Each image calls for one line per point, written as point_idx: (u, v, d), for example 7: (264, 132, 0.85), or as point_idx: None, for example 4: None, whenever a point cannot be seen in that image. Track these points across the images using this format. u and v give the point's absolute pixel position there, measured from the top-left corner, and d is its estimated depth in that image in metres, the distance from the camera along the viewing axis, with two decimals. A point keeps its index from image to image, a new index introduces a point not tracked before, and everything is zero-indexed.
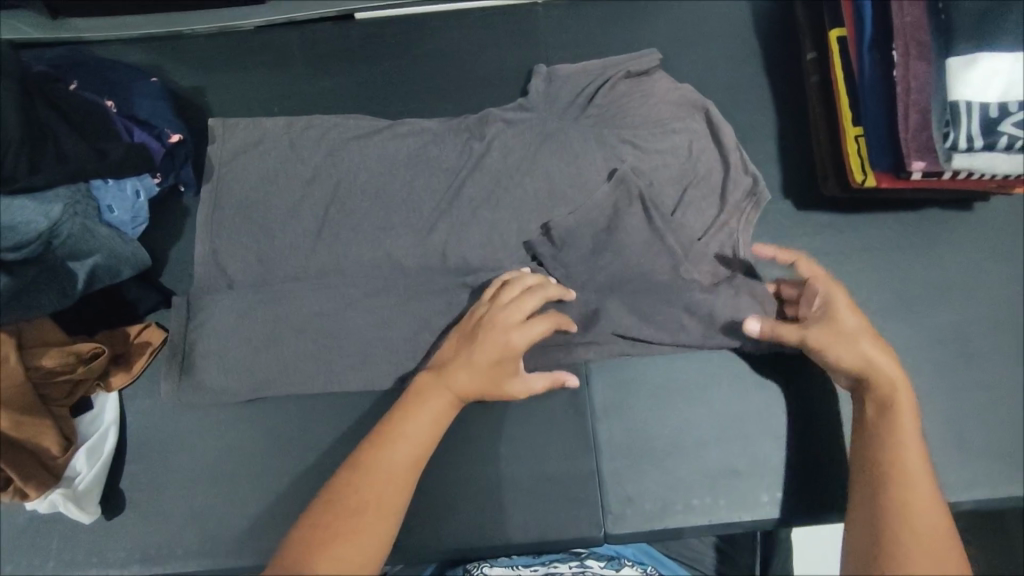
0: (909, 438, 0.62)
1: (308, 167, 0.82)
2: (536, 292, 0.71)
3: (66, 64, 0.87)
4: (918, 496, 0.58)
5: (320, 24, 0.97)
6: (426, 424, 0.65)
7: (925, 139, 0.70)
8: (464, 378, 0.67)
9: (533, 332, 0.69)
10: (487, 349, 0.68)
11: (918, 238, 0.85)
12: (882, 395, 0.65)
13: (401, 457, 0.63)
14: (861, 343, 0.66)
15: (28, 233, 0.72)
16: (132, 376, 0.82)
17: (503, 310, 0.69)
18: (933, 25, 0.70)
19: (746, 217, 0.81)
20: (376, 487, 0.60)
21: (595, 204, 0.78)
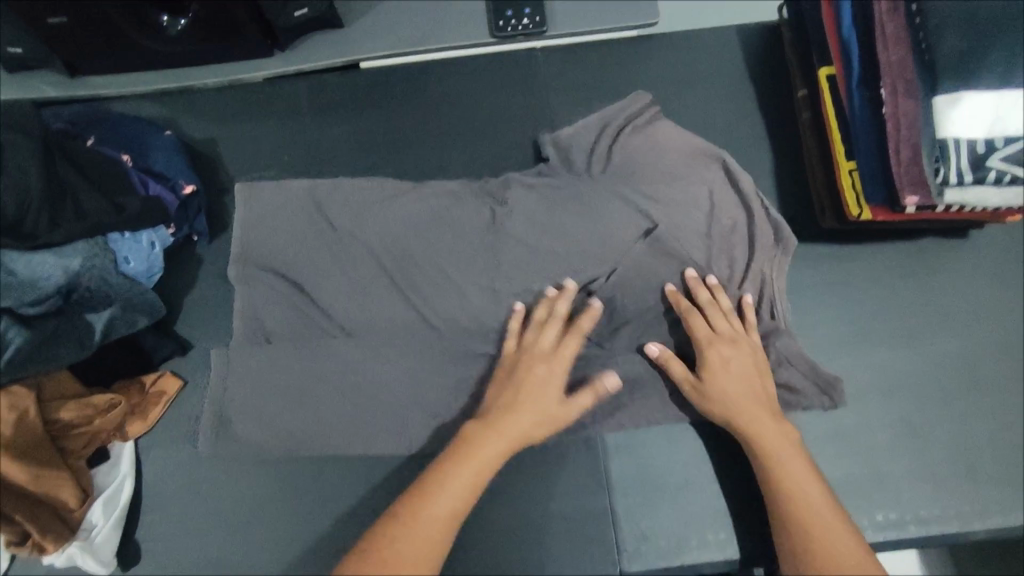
0: (797, 482, 0.71)
1: (331, 226, 0.88)
2: (558, 319, 0.81)
3: (83, 122, 0.92)
4: (828, 536, 0.68)
5: (327, 74, 1.00)
6: (464, 482, 0.71)
7: (917, 173, 0.72)
8: (523, 426, 0.75)
9: (567, 356, 0.79)
10: (531, 385, 0.77)
11: (918, 267, 0.87)
12: (759, 443, 0.74)
13: (436, 531, 0.68)
14: (732, 387, 0.76)
15: (47, 287, 0.76)
16: (148, 425, 0.82)
17: (534, 347, 0.80)
18: (917, 64, 0.73)
19: (778, 263, 0.86)
20: (415, 563, 0.66)
21: (633, 262, 0.86)
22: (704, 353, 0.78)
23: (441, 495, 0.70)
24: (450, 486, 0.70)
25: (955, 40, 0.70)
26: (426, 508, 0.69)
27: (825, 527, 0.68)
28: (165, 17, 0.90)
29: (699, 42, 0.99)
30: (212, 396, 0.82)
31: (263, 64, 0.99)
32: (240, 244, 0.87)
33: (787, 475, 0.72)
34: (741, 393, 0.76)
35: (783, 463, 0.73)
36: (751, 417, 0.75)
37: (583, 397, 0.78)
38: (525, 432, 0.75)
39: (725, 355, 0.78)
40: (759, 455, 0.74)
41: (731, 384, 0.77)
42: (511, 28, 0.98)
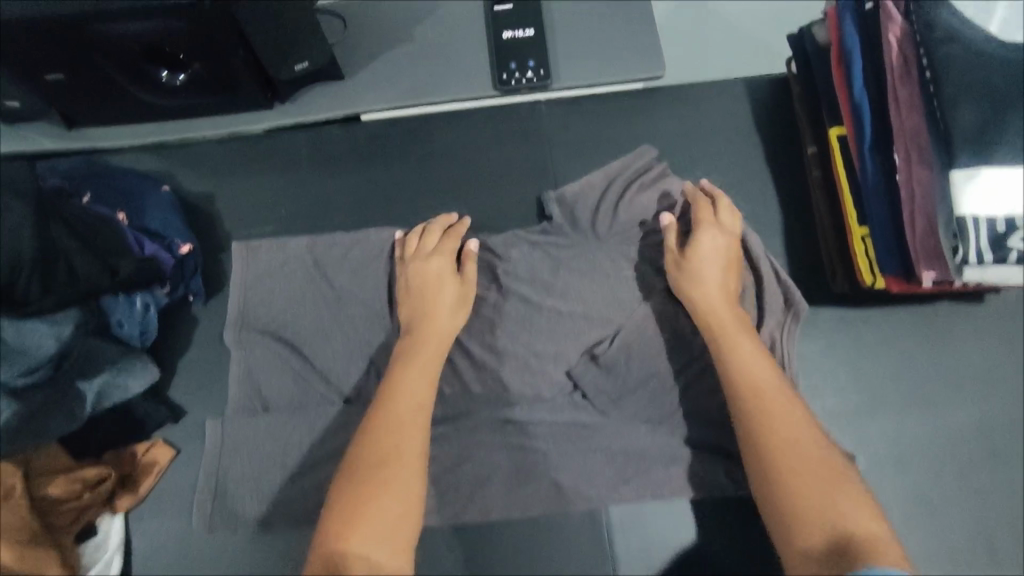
0: (751, 359, 0.73)
1: (330, 288, 0.86)
2: (432, 230, 0.86)
3: (79, 176, 0.91)
4: (777, 406, 0.68)
5: (327, 126, 0.98)
6: (419, 378, 0.75)
7: (933, 246, 0.70)
8: (444, 321, 0.80)
9: (445, 250, 0.84)
10: (429, 285, 0.82)
11: (931, 332, 0.85)
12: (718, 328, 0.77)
13: (413, 426, 0.71)
14: (715, 271, 0.80)
15: (39, 358, 0.74)
16: (138, 497, 0.80)
17: (417, 257, 0.84)
18: (932, 134, 0.71)
19: (788, 329, 0.82)
20: (403, 454, 0.69)
21: (636, 323, 0.83)
22: (699, 235, 0.82)
23: (403, 394, 0.74)
24: (411, 383, 0.75)
25: (971, 111, 0.68)
26: (398, 400, 0.73)
27: (774, 398, 0.69)
28: (163, 72, 0.87)
29: (705, 96, 0.98)
30: (207, 469, 0.80)
31: (262, 116, 0.96)
32: (235, 310, 0.85)
33: (742, 353, 0.74)
34: (717, 283, 0.79)
35: (738, 344, 0.75)
36: (717, 306, 0.78)
37: (468, 269, 0.84)
38: (449, 324, 0.80)
39: (714, 241, 0.82)
40: (715, 338, 0.76)
41: (710, 270, 0.80)
42: (515, 81, 0.95)
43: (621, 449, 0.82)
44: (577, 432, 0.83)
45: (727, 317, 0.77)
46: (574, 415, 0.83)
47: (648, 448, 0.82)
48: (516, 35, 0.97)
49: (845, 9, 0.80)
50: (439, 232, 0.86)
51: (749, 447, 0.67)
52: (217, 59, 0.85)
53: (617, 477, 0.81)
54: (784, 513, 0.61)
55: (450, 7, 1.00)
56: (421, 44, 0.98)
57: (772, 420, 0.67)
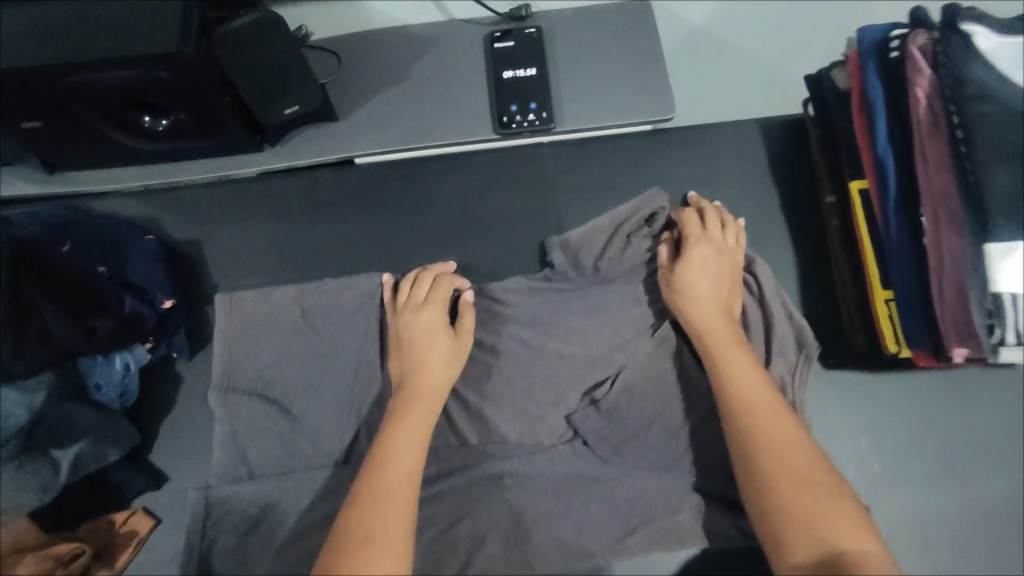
0: (743, 371, 0.71)
1: (321, 339, 0.81)
2: (426, 279, 0.82)
3: (59, 224, 0.86)
4: (767, 419, 0.67)
5: (320, 170, 0.94)
6: (410, 441, 0.70)
7: (964, 322, 0.66)
8: (437, 375, 0.75)
9: (438, 299, 0.79)
10: (420, 335, 0.77)
11: (956, 398, 0.80)
12: (710, 340, 0.74)
13: (401, 492, 0.65)
14: (708, 286, 0.78)
15: (7, 429, 0.70)
16: (115, 572, 0.75)
17: (409, 304, 0.80)
18: (964, 198, 0.65)
19: (799, 372, 0.78)
20: (391, 524, 0.63)
21: (641, 363, 0.79)
22: (691, 248, 0.79)
23: (395, 456, 0.68)
24: (405, 446, 0.69)
25: (1007, 179, 0.63)
26: (391, 466, 0.67)
27: (765, 410, 0.68)
28: (146, 118, 0.85)
29: (717, 139, 0.93)
30: (192, 541, 0.74)
31: (252, 159, 0.92)
32: (219, 368, 0.80)
33: (733, 365, 0.71)
34: (710, 295, 0.77)
35: (729, 356, 0.72)
36: (709, 318, 0.76)
37: (465, 320, 0.79)
38: (440, 379, 0.75)
39: (704, 256, 0.79)
40: (706, 350, 0.74)
41: (701, 284, 0.77)
42: (516, 125, 0.90)
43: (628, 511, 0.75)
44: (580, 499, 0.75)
45: (718, 327, 0.75)
46: (575, 469, 0.77)
47: (654, 495, 0.75)
48: (517, 75, 0.92)
49: (868, 56, 0.75)
50: (433, 282, 0.82)
51: (744, 471, 0.65)
52: (203, 105, 0.81)
53: (621, 528, 0.74)
54: (775, 532, 0.61)
55: (449, 44, 0.95)
56: (418, 83, 0.94)
57: (762, 434, 0.66)
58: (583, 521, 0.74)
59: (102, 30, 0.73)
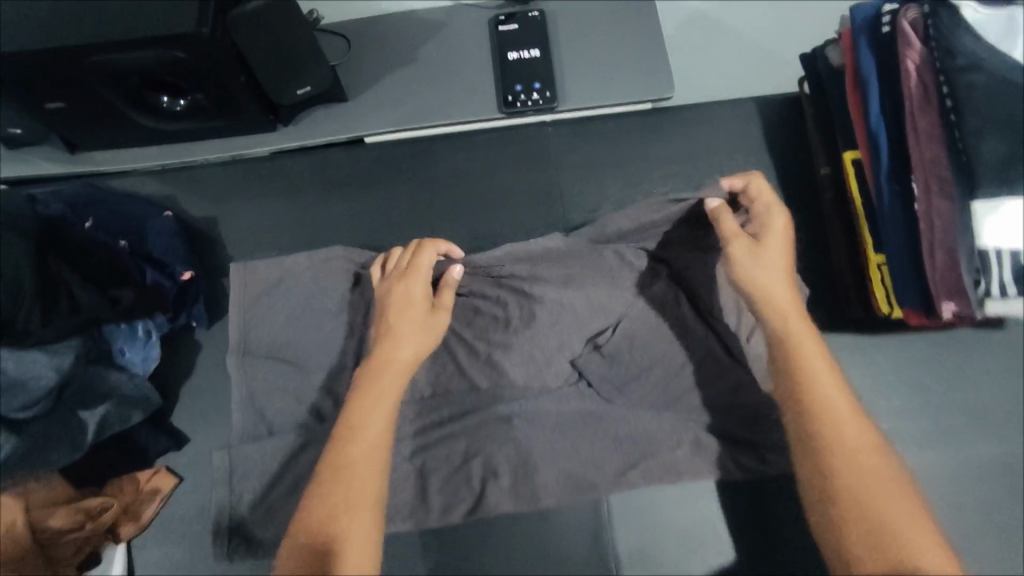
0: (818, 359, 0.60)
1: (337, 297, 0.85)
2: (419, 252, 0.78)
3: (81, 202, 0.90)
4: (845, 419, 0.56)
5: (331, 149, 0.97)
6: (379, 419, 0.64)
7: (955, 281, 0.67)
8: (406, 345, 0.71)
9: (422, 271, 0.76)
10: (395, 308, 0.74)
11: (948, 360, 0.83)
12: (778, 319, 0.63)
13: (371, 468, 0.61)
14: (780, 257, 0.66)
15: (38, 391, 0.73)
16: (141, 526, 0.79)
17: (395, 278, 0.77)
18: (954, 165, 0.67)
19: None
20: (356, 502, 0.59)
21: (641, 310, 0.80)
22: (768, 218, 0.68)
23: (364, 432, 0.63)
24: (370, 423, 0.64)
25: (994, 142, 0.64)
26: (353, 443, 0.62)
27: (842, 407, 0.57)
28: (164, 98, 0.88)
29: (715, 115, 0.96)
30: (219, 495, 0.80)
31: (264, 139, 0.96)
32: (236, 333, 0.84)
33: (808, 350, 0.60)
34: (785, 271, 0.65)
35: (802, 339, 0.61)
36: (780, 294, 0.64)
37: (444, 296, 0.77)
38: (415, 348, 0.71)
39: (788, 225, 0.68)
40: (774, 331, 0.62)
41: (779, 254, 0.66)
42: (520, 103, 0.93)
43: (634, 457, 0.78)
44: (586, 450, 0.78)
45: (790, 304, 0.63)
46: (580, 409, 0.80)
47: (655, 432, 0.79)
48: (520, 55, 0.95)
49: (860, 33, 0.77)
50: (425, 252, 0.78)
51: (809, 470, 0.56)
52: (217, 86, 0.85)
53: (621, 466, 0.78)
54: (851, 556, 0.52)
55: (454, 27, 0.99)
56: (424, 65, 0.97)
57: (839, 434, 0.56)
58: (588, 461, 0.78)
59: (122, 11, 0.77)
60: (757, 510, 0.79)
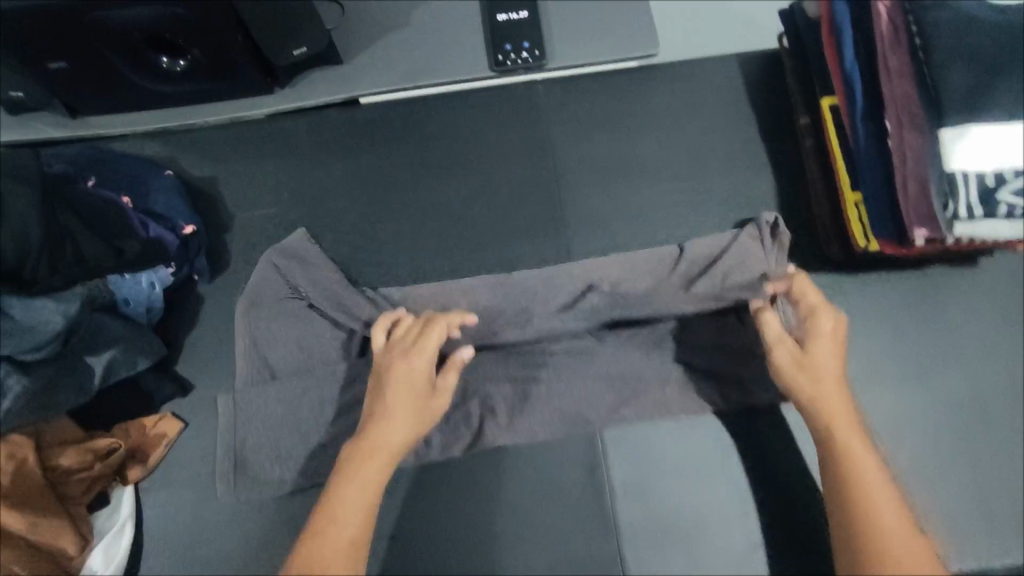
0: (871, 467, 0.65)
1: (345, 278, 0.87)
2: (431, 327, 0.76)
3: (84, 162, 0.92)
4: (897, 531, 0.61)
5: (327, 110, 1.00)
6: (355, 501, 0.65)
7: (926, 208, 0.70)
8: (399, 429, 0.70)
9: (429, 352, 0.74)
10: (394, 387, 0.72)
11: (927, 296, 0.86)
12: (828, 422, 0.69)
13: (341, 555, 0.61)
14: (824, 360, 0.71)
15: (46, 334, 0.76)
16: (149, 468, 0.82)
17: (400, 349, 0.75)
18: (923, 99, 0.71)
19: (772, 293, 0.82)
20: None
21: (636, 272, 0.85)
22: (811, 321, 0.73)
23: (344, 518, 0.64)
24: (349, 501, 0.65)
25: (959, 74, 0.68)
26: (337, 522, 0.63)
27: (894, 521, 0.62)
28: (163, 59, 0.90)
29: (698, 71, 0.99)
30: (223, 435, 0.82)
31: (262, 101, 0.98)
32: (253, 282, 0.86)
33: (862, 460, 0.66)
34: (834, 372, 0.71)
35: (854, 446, 0.67)
36: (830, 396, 0.70)
37: (446, 378, 0.74)
38: (406, 433, 0.70)
39: (833, 326, 0.73)
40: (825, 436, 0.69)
41: (827, 355, 0.71)
42: (511, 62, 0.96)
43: (627, 391, 0.81)
44: (580, 386, 0.81)
45: (841, 406, 0.69)
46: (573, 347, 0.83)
47: (643, 370, 0.82)
48: (510, 17, 0.98)
49: None
50: (438, 329, 0.75)
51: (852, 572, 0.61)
52: (217, 46, 0.87)
53: (615, 400, 0.81)
54: None
55: None
56: (417, 28, 1.00)
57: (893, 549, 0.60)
58: (581, 396, 0.81)
59: None
60: (748, 440, 0.81)
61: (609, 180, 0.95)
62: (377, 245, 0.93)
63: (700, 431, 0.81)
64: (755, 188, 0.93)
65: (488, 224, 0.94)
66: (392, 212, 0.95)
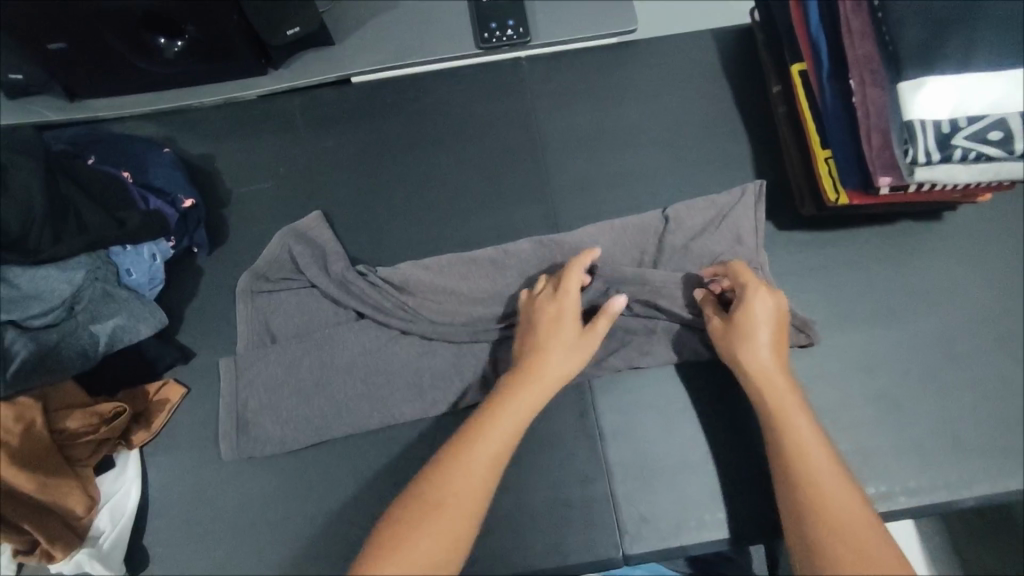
0: (808, 436, 0.68)
1: (345, 258, 0.89)
2: (573, 270, 0.79)
3: (84, 141, 0.94)
4: (828, 487, 0.63)
5: (319, 89, 1.03)
6: (507, 425, 0.69)
7: (889, 156, 0.75)
8: (553, 364, 0.74)
9: (573, 296, 0.78)
10: (541, 327, 0.76)
11: (895, 249, 0.90)
12: (772, 400, 0.71)
13: (485, 469, 0.66)
14: (759, 335, 0.74)
15: (53, 299, 0.79)
16: (152, 433, 0.85)
17: (547, 295, 0.79)
18: (883, 56, 0.76)
19: (754, 262, 0.87)
20: (465, 498, 0.63)
21: (627, 244, 0.89)
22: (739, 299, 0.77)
23: (486, 438, 0.67)
24: (497, 426, 0.69)
25: (915, 33, 0.74)
26: (482, 441, 0.67)
27: (829, 483, 0.63)
28: (161, 40, 0.93)
29: (676, 45, 1.04)
30: (227, 400, 0.85)
31: (256, 82, 1.02)
32: (265, 259, 0.88)
33: (798, 435, 0.68)
34: (769, 348, 0.74)
35: (792, 418, 0.69)
36: (770, 373, 0.73)
37: (596, 322, 0.77)
38: (561, 371, 0.74)
39: (765, 305, 0.75)
40: (768, 414, 0.71)
41: (762, 337, 0.74)
42: (496, 39, 1.00)
43: (616, 345, 0.85)
44: None
45: (781, 385, 0.72)
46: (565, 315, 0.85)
47: (631, 324, 0.85)
48: None
49: None
50: (577, 275, 0.79)
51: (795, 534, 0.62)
52: (215, 27, 0.90)
53: (603, 351, 0.84)
54: None
55: None
56: (405, 9, 1.03)
57: (829, 507, 0.61)
58: None
59: None
60: (730, 386, 0.85)
61: (594, 149, 0.99)
62: (371, 216, 0.96)
63: (685, 380, 0.85)
64: (732, 153, 0.97)
65: (479, 193, 0.97)
66: (385, 184, 0.98)
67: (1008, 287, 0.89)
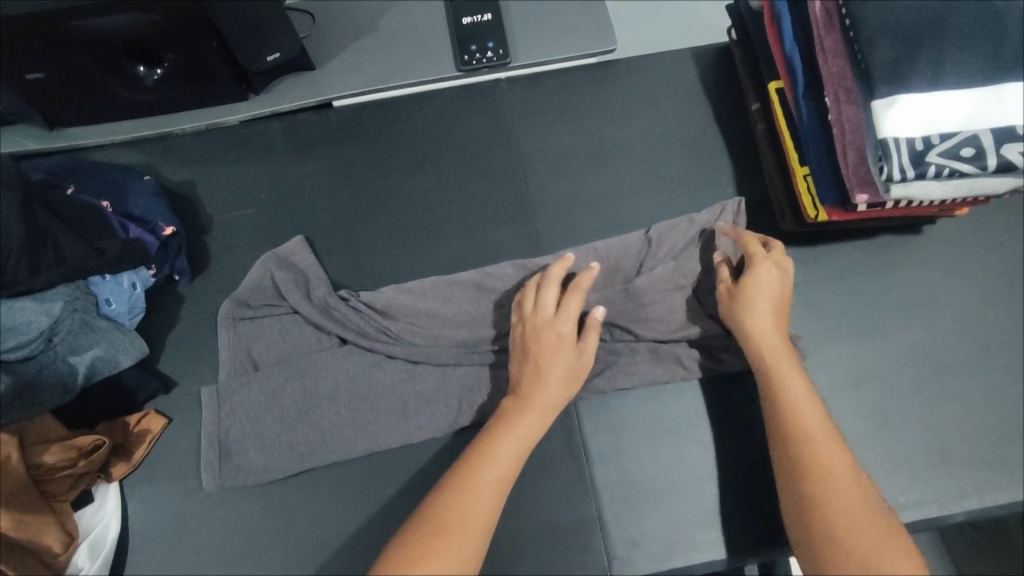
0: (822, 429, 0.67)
1: (327, 283, 0.89)
2: (575, 291, 0.79)
3: (64, 171, 0.93)
4: (844, 481, 0.63)
5: (301, 113, 1.03)
6: (513, 447, 0.69)
7: (865, 173, 0.76)
8: (551, 392, 0.73)
9: (573, 314, 0.77)
10: (539, 346, 0.76)
11: (878, 262, 0.91)
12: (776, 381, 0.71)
13: (488, 496, 0.65)
14: (758, 304, 0.76)
15: (29, 332, 0.77)
16: (132, 465, 0.83)
17: (535, 312, 0.78)
18: (856, 73, 0.77)
19: None
20: (472, 520, 0.63)
21: (609, 265, 0.88)
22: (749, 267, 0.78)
23: (490, 461, 0.67)
24: (500, 453, 0.68)
25: (886, 50, 0.75)
26: (490, 463, 0.67)
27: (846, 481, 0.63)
28: (141, 68, 0.92)
29: (655, 64, 1.04)
30: (208, 435, 0.83)
31: (237, 108, 1.01)
32: (246, 285, 0.88)
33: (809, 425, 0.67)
34: (771, 318, 0.75)
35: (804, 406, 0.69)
36: (777, 347, 0.74)
37: (588, 338, 0.77)
38: (553, 397, 0.73)
39: (773, 274, 0.77)
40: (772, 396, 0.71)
41: (762, 303, 0.76)
42: (476, 61, 1.01)
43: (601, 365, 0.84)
44: None
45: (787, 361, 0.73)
46: None
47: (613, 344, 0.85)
48: (474, 20, 1.03)
49: None
50: (575, 293, 0.78)
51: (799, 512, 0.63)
52: (195, 55, 0.90)
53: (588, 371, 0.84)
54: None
55: None
56: (386, 32, 1.04)
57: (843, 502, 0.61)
58: None
59: None
60: (716, 404, 0.85)
61: (577, 168, 0.99)
62: (354, 240, 0.96)
63: (670, 399, 0.85)
64: (713, 170, 0.98)
65: (463, 214, 0.97)
66: (368, 207, 0.98)
67: (990, 298, 0.90)
